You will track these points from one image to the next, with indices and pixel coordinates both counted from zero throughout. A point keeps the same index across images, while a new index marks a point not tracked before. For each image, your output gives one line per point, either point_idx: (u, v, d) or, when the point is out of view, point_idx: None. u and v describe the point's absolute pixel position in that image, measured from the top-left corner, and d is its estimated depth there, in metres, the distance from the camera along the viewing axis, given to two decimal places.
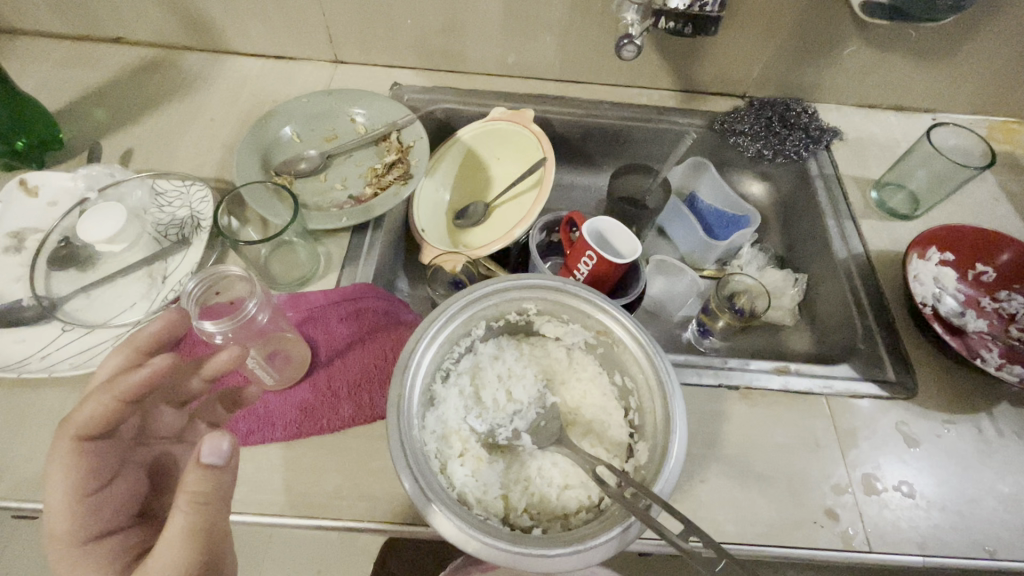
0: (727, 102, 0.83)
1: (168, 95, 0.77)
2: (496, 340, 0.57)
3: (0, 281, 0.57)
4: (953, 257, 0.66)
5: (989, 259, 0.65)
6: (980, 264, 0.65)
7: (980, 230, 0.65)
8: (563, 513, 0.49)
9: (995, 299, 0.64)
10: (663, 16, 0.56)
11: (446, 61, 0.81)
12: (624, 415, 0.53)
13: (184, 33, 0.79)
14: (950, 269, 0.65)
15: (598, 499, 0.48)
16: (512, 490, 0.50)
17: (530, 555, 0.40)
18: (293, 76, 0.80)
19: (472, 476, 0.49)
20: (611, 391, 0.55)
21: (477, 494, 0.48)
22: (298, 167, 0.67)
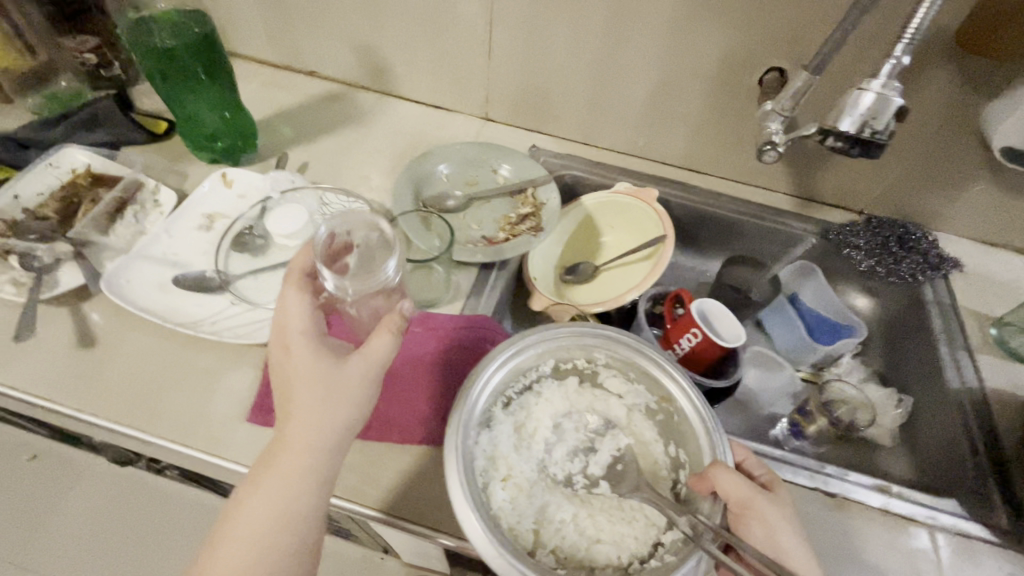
0: (843, 214, 0.86)
1: (342, 124, 0.89)
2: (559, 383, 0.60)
3: (191, 253, 0.67)
4: None
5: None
6: None
7: None
8: (590, 565, 0.50)
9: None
10: (830, 136, 0.53)
11: (582, 134, 0.90)
12: (670, 485, 0.55)
13: (366, 75, 0.93)
14: None
15: (628, 561, 0.50)
16: (544, 528, 0.52)
17: None
18: (446, 125, 0.92)
19: (509, 503, 0.51)
20: (665, 459, 0.56)
21: (513, 522, 0.50)
22: (444, 203, 0.76)
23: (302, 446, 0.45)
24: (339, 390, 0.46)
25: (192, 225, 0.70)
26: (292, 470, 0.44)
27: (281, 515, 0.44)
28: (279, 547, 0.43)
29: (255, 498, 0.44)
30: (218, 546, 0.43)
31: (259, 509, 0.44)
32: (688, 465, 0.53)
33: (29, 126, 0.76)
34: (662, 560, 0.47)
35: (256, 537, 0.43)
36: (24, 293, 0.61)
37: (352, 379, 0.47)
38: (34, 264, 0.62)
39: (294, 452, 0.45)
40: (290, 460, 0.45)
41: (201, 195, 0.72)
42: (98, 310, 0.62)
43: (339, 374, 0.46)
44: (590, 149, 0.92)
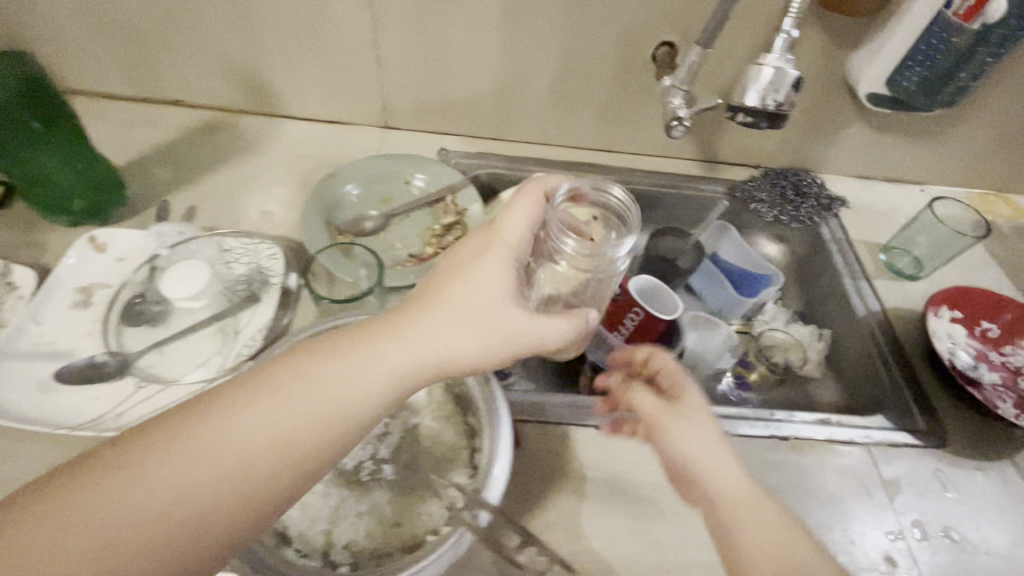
0: (744, 171, 0.91)
1: (225, 155, 0.80)
2: None
3: (71, 338, 0.57)
4: (962, 315, 0.72)
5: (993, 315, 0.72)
6: (985, 322, 0.72)
7: (983, 293, 0.72)
8: (381, 555, 0.45)
9: (997, 350, 0.71)
10: (739, 112, 0.57)
11: (491, 130, 0.87)
12: (469, 456, 0.51)
13: (243, 97, 0.83)
14: (960, 325, 0.71)
15: (418, 539, 0.46)
16: (338, 525, 0.47)
17: None
18: (346, 140, 0.85)
19: (297, 509, 0.47)
20: (450, 430, 0.53)
21: (300, 528, 0.46)
22: (361, 228, 0.71)
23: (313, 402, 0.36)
24: (405, 344, 0.39)
25: (65, 304, 0.59)
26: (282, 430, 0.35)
27: (223, 472, 0.33)
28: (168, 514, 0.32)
29: (221, 434, 0.34)
30: (122, 461, 0.33)
31: (221, 448, 0.34)
32: (478, 432, 0.51)
33: None
34: (438, 535, 0.44)
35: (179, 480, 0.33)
36: None
37: (449, 334, 0.39)
38: None
39: (301, 404, 0.36)
40: (296, 401, 0.36)
41: (70, 268, 0.62)
42: None
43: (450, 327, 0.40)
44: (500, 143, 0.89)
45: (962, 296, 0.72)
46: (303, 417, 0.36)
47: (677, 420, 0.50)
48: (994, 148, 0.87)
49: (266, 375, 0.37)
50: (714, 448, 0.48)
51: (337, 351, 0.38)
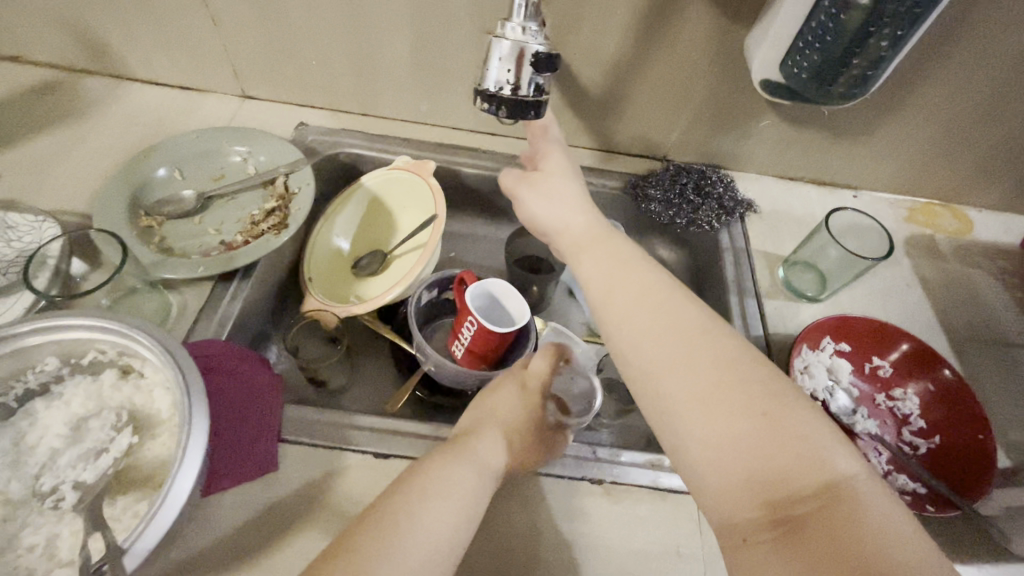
0: (646, 165, 0.81)
1: (55, 122, 0.73)
2: (86, 378, 0.48)
3: None
4: (851, 348, 0.62)
5: (886, 352, 0.61)
6: (876, 357, 0.62)
7: (872, 323, 0.61)
8: None
9: (882, 393, 0.61)
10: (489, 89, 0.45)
11: (358, 104, 0.78)
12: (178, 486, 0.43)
13: (85, 57, 0.76)
14: (845, 360, 0.62)
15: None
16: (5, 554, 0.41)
17: None
18: (194, 109, 0.77)
19: None
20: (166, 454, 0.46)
21: None
22: (168, 209, 0.63)
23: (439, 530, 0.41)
24: (406, 528, 0.40)
25: None
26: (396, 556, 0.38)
27: None
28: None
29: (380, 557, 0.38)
30: None
31: None
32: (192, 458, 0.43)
33: None
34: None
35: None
36: None
37: (438, 522, 0.41)
38: None
39: (415, 536, 0.40)
40: None
41: None
42: None
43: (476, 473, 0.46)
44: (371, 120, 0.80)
45: (854, 326, 0.62)
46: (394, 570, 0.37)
47: (534, 188, 0.56)
48: (935, 151, 0.74)
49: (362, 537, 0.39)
50: (628, 270, 0.47)
51: (393, 510, 0.41)
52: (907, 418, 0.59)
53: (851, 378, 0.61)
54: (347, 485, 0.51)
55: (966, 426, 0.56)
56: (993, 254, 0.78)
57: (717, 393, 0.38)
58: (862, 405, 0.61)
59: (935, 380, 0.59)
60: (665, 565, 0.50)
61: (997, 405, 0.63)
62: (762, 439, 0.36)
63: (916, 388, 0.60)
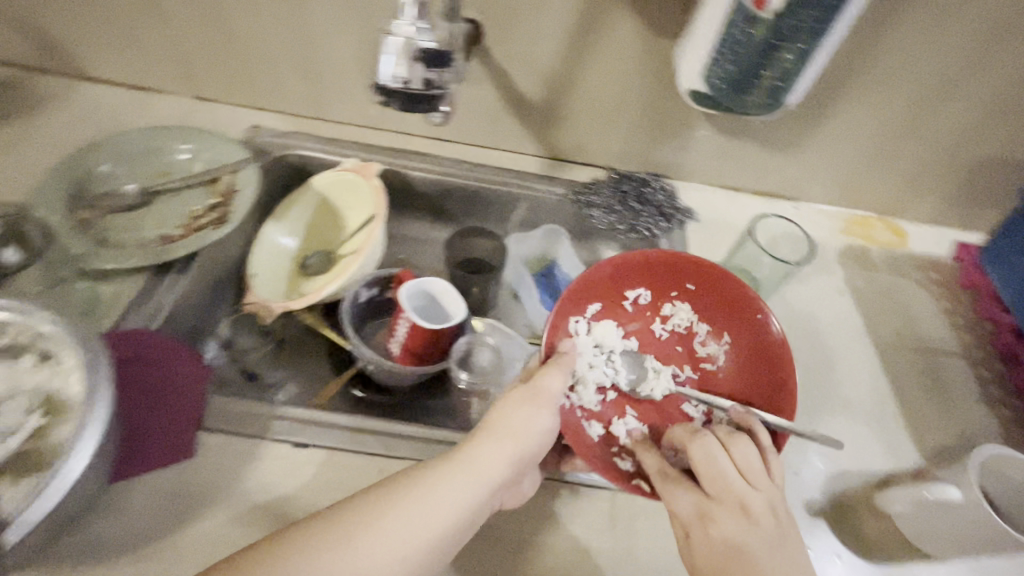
0: (592, 173, 0.83)
1: (6, 117, 0.74)
2: (5, 362, 0.49)
3: None
4: (598, 306, 0.59)
5: (677, 285, 0.60)
6: (622, 293, 0.60)
7: (643, 256, 0.58)
8: None
9: (632, 341, 0.61)
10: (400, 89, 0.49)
11: (310, 108, 0.80)
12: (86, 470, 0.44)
13: (40, 56, 0.77)
14: (605, 319, 0.59)
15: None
16: None
17: None
18: (149, 110, 0.79)
19: None
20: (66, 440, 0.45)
21: None
22: (109, 202, 0.65)
23: (376, 549, 0.40)
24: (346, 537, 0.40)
25: None
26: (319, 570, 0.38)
27: None
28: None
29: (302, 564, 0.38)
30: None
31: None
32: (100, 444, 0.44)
33: None
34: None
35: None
36: None
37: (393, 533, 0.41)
38: None
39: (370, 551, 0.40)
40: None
41: None
42: None
43: (457, 487, 0.44)
44: (324, 124, 0.82)
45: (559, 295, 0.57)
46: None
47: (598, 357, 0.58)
48: (866, 165, 0.77)
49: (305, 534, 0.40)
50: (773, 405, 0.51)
51: (360, 517, 0.41)
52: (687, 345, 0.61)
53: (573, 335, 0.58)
54: (259, 473, 0.52)
55: (771, 363, 0.55)
56: (924, 265, 0.80)
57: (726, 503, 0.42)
58: (647, 353, 0.61)
59: (738, 308, 0.57)
60: (570, 557, 0.50)
61: (918, 410, 0.65)
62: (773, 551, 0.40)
63: (694, 306, 0.60)
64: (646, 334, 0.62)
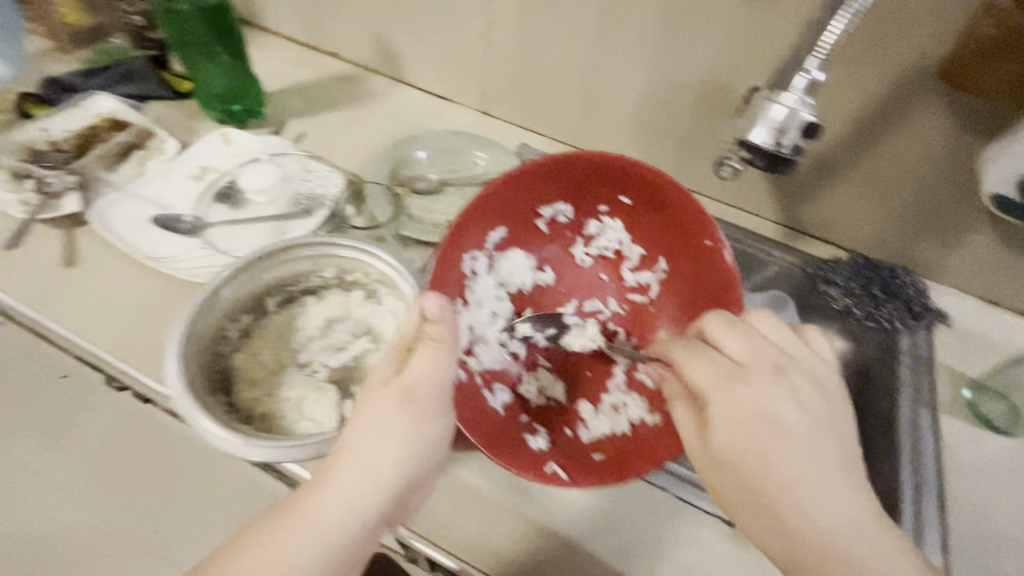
0: (830, 252, 0.82)
1: (347, 102, 0.94)
2: (342, 292, 0.63)
3: (178, 197, 0.74)
4: (502, 230, 0.66)
5: (563, 200, 0.67)
6: (545, 211, 0.67)
7: (539, 164, 0.62)
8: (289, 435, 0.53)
9: (546, 264, 0.71)
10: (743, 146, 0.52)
11: (573, 138, 0.90)
12: None
13: (378, 60, 0.97)
14: (513, 245, 0.68)
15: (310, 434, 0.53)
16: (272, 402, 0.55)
17: (212, 433, 0.47)
18: (445, 115, 0.94)
19: None
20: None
21: None
22: (416, 185, 0.79)
23: (312, 519, 0.42)
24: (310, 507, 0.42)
25: (186, 174, 0.77)
26: (323, 533, 0.42)
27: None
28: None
29: (285, 527, 0.42)
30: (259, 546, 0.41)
31: (287, 537, 0.41)
32: None
33: (72, 74, 0.87)
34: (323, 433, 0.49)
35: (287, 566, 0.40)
36: (27, 211, 0.69)
37: (326, 511, 0.42)
38: (47, 190, 0.70)
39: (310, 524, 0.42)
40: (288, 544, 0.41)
41: (202, 150, 0.79)
42: (88, 237, 0.69)
43: (389, 454, 0.45)
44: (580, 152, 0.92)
45: (481, 227, 0.64)
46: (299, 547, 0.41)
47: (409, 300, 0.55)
48: None
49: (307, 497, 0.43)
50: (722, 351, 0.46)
51: (292, 495, 0.43)
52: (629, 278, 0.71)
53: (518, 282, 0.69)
54: None
55: (722, 290, 0.60)
56: None
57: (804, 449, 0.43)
58: (563, 282, 0.72)
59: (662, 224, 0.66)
60: None
61: None
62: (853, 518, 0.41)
63: (621, 221, 0.68)
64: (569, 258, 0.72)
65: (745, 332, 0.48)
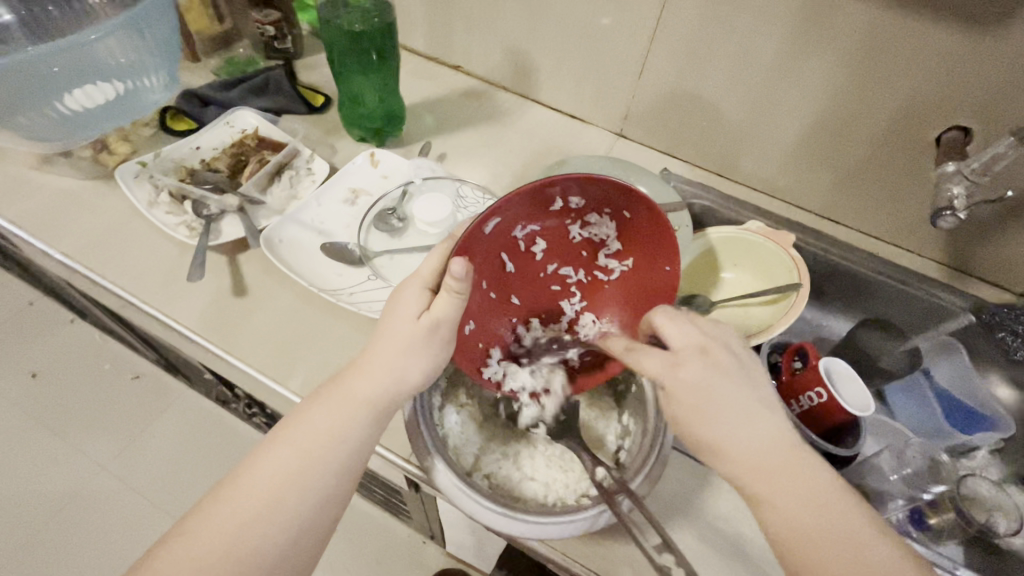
0: (999, 296, 0.78)
1: (478, 120, 0.91)
2: None
3: (335, 222, 0.72)
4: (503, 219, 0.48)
5: (588, 198, 0.50)
6: (558, 202, 0.49)
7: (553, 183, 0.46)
8: (516, 496, 0.49)
9: (540, 239, 0.52)
10: None
11: (717, 164, 0.87)
12: (615, 453, 0.53)
13: (509, 76, 0.94)
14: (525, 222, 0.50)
15: (550, 501, 0.48)
16: (486, 456, 0.52)
17: (469, 498, 0.45)
18: (581, 136, 0.92)
19: (460, 427, 0.52)
20: (612, 428, 0.55)
21: (457, 443, 0.51)
22: None
23: (305, 437, 0.45)
24: (314, 436, 0.45)
25: (339, 197, 0.74)
26: (296, 471, 0.44)
27: (249, 507, 0.42)
28: (285, 514, 0.42)
29: (265, 459, 0.44)
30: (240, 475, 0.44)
31: (268, 461, 0.44)
32: (634, 435, 0.52)
33: (209, 86, 0.83)
34: (581, 503, 0.46)
35: (261, 504, 0.42)
36: (195, 236, 0.67)
37: (316, 429, 0.45)
38: (205, 214, 0.68)
39: (301, 440, 0.45)
40: (270, 461, 0.44)
41: (352, 171, 0.76)
42: (250, 263, 0.66)
43: (360, 398, 0.46)
44: (721, 180, 0.89)
45: (519, 206, 0.48)
46: (280, 469, 0.44)
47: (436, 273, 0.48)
48: None
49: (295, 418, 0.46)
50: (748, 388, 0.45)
51: (310, 421, 0.45)
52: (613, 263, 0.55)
53: (515, 233, 0.51)
54: (711, 504, 0.55)
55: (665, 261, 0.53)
56: None
57: (750, 429, 0.43)
58: (552, 258, 0.55)
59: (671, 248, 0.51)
60: None
61: None
62: (805, 502, 0.42)
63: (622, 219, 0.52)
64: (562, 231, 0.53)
65: (686, 320, 0.48)
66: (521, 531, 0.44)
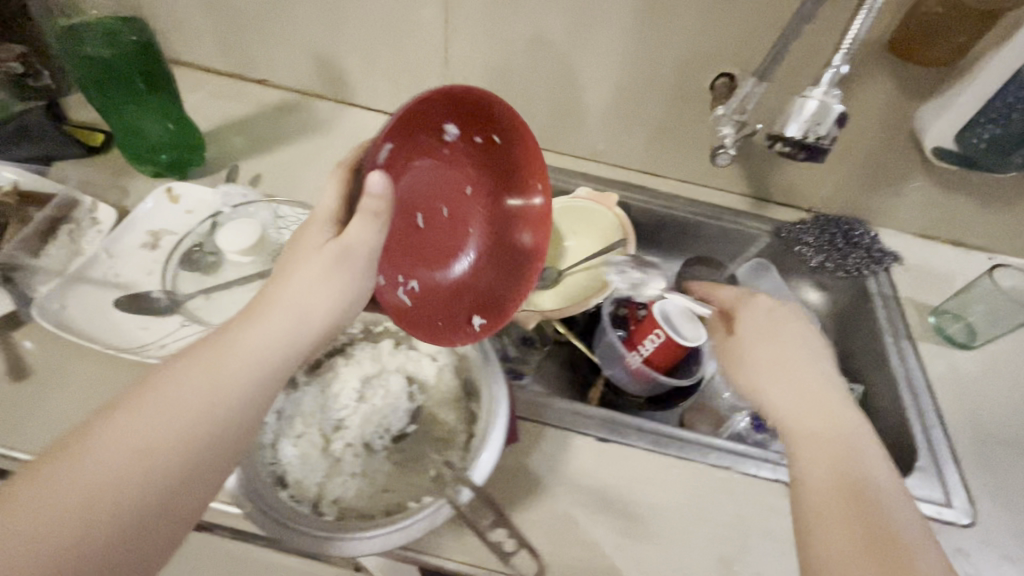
0: (793, 214, 0.89)
1: (296, 134, 0.87)
2: (373, 346, 0.58)
3: (134, 272, 0.64)
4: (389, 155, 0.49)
5: (460, 125, 0.52)
6: (441, 135, 0.52)
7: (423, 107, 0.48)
8: (365, 514, 0.47)
9: (426, 184, 0.54)
10: (777, 141, 0.57)
11: (542, 140, 0.90)
12: (465, 440, 0.52)
13: (320, 84, 0.91)
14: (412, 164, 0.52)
15: (402, 508, 0.47)
16: (331, 481, 0.49)
17: (295, 531, 0.42)
18: None
19: (299, 459, 0.49)
20: (463, 417, 0.54)
21: (297, 476, 0.48)
22: None
23: (150, 422, 0.36)
24: (170, 422, 0.37)
25: (135, 243, 0.66)
26: (129, 471, 0.34)
27: (69, 512, 0.32)
28: (134, 506, 0.34)
29: (92, 442, 0.35)
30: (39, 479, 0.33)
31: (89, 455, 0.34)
32: (478, 420, 0.52)
33: None
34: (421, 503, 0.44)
35: (88, 495, 0.33)
36: None
37: (171, 415, 0.37)
38: None
39: (147, 425, 0.36)
40: (94, 458, 0.34)
41: (146, 211, 0.68)
42: (32, 341, 0.57)
43: (214, 389, 0.39)
44: (550, 154, 0.92)
45: (400, 134, 0.48)
46: (110, 467, 0.34)
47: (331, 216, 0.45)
48: None
49: (139, 399, 0.37)
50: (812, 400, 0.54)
51: (160, 402, 0.37)
52: (501, 201, 0.58)
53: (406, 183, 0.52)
54: (574, 463, 0.57)
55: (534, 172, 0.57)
56: None
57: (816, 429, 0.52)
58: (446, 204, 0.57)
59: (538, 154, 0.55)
60: None
61: None
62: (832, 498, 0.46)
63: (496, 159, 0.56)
64: (444, 167, 0.55)
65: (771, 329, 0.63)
66: (356, 554, 0.41)
